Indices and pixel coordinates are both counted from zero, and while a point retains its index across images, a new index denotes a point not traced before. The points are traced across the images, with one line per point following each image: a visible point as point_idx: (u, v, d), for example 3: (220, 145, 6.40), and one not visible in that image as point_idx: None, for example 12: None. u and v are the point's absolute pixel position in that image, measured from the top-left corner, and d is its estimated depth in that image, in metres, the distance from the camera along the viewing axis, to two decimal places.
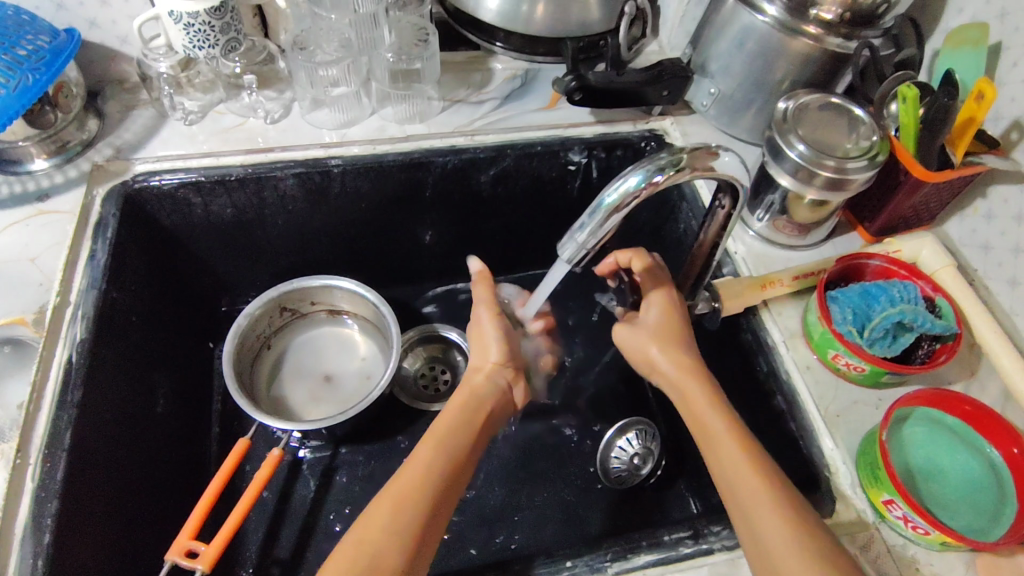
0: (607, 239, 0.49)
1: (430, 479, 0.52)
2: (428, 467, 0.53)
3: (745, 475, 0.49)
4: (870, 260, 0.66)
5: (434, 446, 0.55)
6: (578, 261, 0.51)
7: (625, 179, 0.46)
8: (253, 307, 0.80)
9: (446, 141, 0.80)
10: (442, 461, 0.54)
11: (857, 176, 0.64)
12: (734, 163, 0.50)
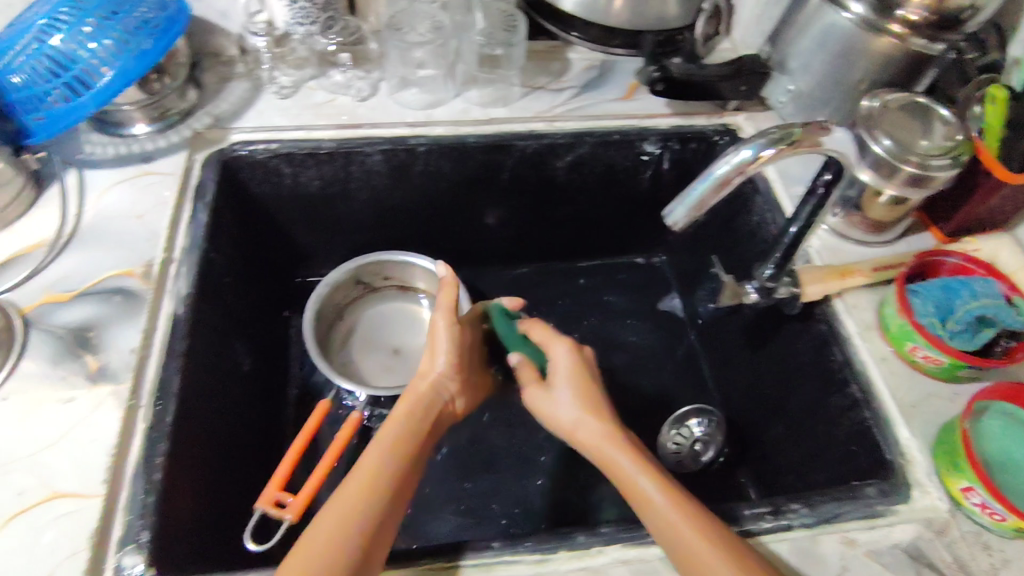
0: (711, 211, 0.51)
1: (391, 484, 0.51)
2: (382, 468, 0.51)
3: (676, 518, 0.48)
4: (947, 257, 0.67)
5: (389, 449, 0.53)
6: (684, 230, 0.53)
7: (737, 152, 0.49)
8: (332, 277, 0.84)
9: (526, 126, 0.82)
10: (395, 463, 0.52)
11: (939, 174, 0.65)
12: (844, 139, 0.52)
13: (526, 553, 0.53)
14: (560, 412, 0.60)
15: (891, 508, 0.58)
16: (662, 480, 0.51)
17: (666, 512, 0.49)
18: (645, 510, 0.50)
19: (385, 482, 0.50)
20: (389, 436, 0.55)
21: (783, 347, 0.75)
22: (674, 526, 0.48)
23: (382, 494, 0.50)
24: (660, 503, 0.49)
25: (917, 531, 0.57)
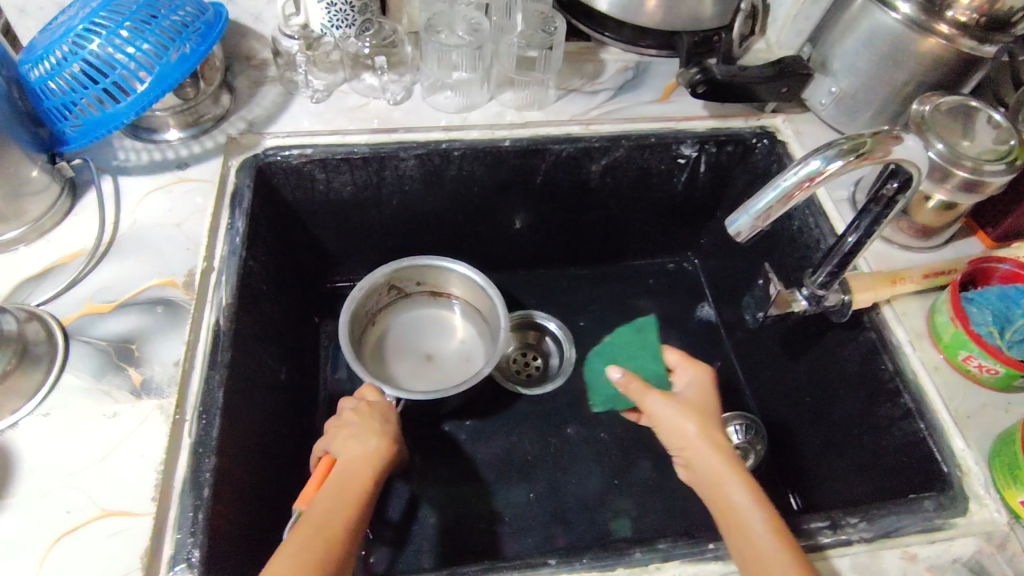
0: (774, 222, 0.50)
1: (324, 569, 0.47)
2: (317, 547, 0.48)
3: (787, 563, 0.48)
4: (1000, 264, 0.65)
5: (323, 524, 0.50)
6: (746, 240, 0.52)
7: (806, 163, 0.48)
8: (365, 283, 0.82)
9: (562, 129, 0.81)
10: (328, 542, 0.49)
11: (993, 179, 0.64)
12: (913, 148, 0.51)
13: (583, 570, 0.52)
14: (678, 422, 0.58)
15: (949, 521, 0.57)
16: (775, 514, 0.51)
17: (767, 548, 0.49)
18: (746, 540, 0.50)
19: (315, 566, 0.47)
20: (317, 512, 0.51)
21: (827, 354, 0.74)
22: (781, 561, 0.48)
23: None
24: (768, 536, 0.49)
25: (976, 545, 0.56)
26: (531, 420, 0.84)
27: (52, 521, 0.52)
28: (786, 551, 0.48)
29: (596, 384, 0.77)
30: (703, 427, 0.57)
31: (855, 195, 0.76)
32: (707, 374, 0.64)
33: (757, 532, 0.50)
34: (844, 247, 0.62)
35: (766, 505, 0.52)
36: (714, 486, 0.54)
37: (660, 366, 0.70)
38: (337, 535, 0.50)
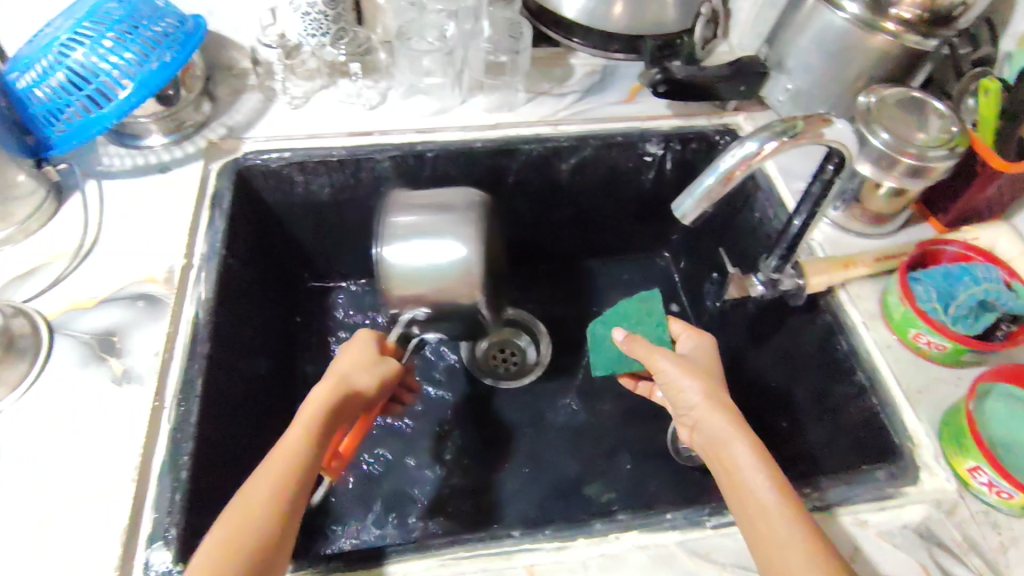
0: (717, 204, 0.53)
1: (269, 510, 0.49)
2: (264, 493, 0.50)
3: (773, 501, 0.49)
4: (947, 246, 0.68)
5: (273, 471, 0.51)
6: (693, 222, 0.55)
7: (743, 146, 0.51)
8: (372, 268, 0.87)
9: (531, 130, 0.85)
10: (274, 487, 0.50)
11: (937, 164, 0.67)
12: (845, 131, 0.54)
13: (545, 540, 0.54)
14: (684, 384, 0.60)
15: (901, 490, 0.59)
16: (771, 460, 0.52)
17: (760, 486, 0.50)
18: (740, 484, 0.51)
19: (262, 508, 0.49)
20: (271, 459, 0.53)
21: (790, 339, 0.76)
22: (771, 497, 0.49)
23: (261, 524, 0.48)
24: (760, 476, 0.50)
25: (927, 512, 0.58)
26: (508, 411, 0.87)
27: (31, 503, 0.54)
28: (778, 491, 0.49)
29: (601, 347, 0.80)
30: (708, 387, 0.59)
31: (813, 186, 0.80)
32: (713, 348, 0.67)
33: (750, 473, 0.51)
34: (792, 234, 0.66)
35: (765, 453, 0.53)
36: (717, 441, 0.55)
37: (665, 335, 0.75)
38: (287, 480, 0.51)
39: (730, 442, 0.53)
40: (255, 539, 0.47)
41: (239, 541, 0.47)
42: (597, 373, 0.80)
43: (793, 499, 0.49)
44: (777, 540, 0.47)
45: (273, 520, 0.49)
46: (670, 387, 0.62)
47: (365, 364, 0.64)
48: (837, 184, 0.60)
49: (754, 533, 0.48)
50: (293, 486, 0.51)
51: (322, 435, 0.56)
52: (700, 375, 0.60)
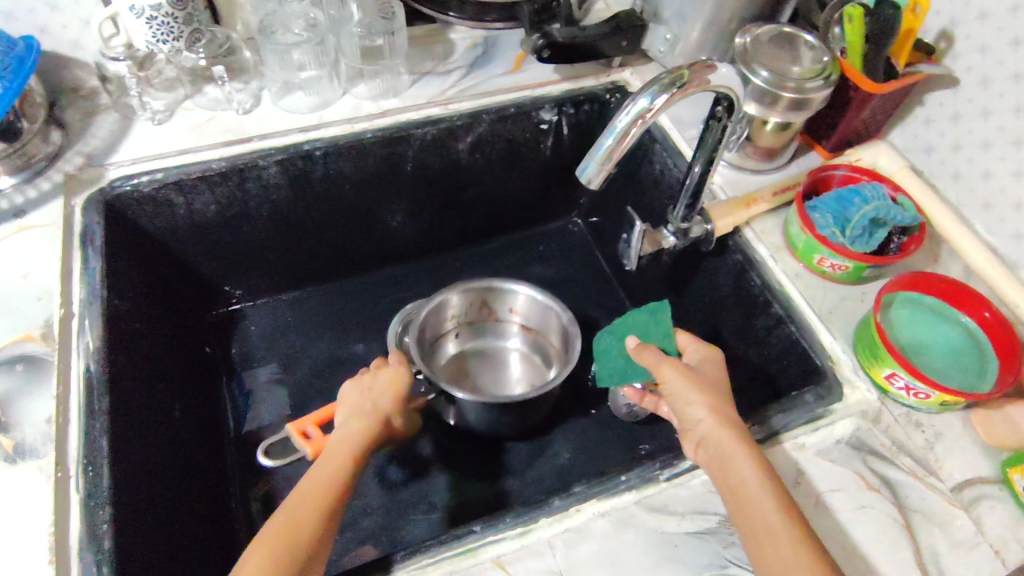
0: (618, 164, 0.53)
1: (311, 525, 0.50)
2: (308, 505, 0.51)
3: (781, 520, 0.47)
4: (835, 171, 0.72)
5: (314, 488, 0.53)
6: (599, 184, 0.54)
7: (634, 103, 0.51)
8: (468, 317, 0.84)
9: (422, 113, 0.82)
10: (318, 503, 0.51)
11: (816, 95, 0.69)
12: (728, 74, 0.55)
13: (507, 528, 0.53)
14: (689, 395, 0.58)
15: (831, 408, 0.62)
16: (780, 485, 0.50)
17: (766, 508, 0.48)
18: (748, 505, 0.49)
19: (305, 520, 0.50)
20: (312, 479, 0.54)
21: (707, 282, 0.79)
22: (778, 520, 0.47)
23: (300, 544, 0.48)
24: (768, 498, 0.48)
25: (856, 423, 0.61)
26: None
27: None
28: (786, 519, 0.47)
29: (608, 358, 0.74)
30: (713, 401, 0.56)
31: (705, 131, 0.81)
32: (720, 357, 0.64)
33: (756, 494, 0.49)
34: (692, 183, 0.67)
35: (774, 479, 0.50)
36: (721, 456, 0.52)
37: (672, 346, 0.67)
38: (326, 497, 0.52)
39: (735, 462, 0.51)
40: (299, 551, 0.48)
41: (283, 551, 0.47)
42: (600, 384, 0.74)
43: (802, 527, 0.47)
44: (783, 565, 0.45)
45: (314, 533, 0.49)
46: (672, 401, 0.60)
47: (393, 389, 0.66)
48: (728, 128, 0.61)
49: (757, 553, 0.46)
50: (331, 504, 0.52)
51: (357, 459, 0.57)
52: (706, 390, 0.58)
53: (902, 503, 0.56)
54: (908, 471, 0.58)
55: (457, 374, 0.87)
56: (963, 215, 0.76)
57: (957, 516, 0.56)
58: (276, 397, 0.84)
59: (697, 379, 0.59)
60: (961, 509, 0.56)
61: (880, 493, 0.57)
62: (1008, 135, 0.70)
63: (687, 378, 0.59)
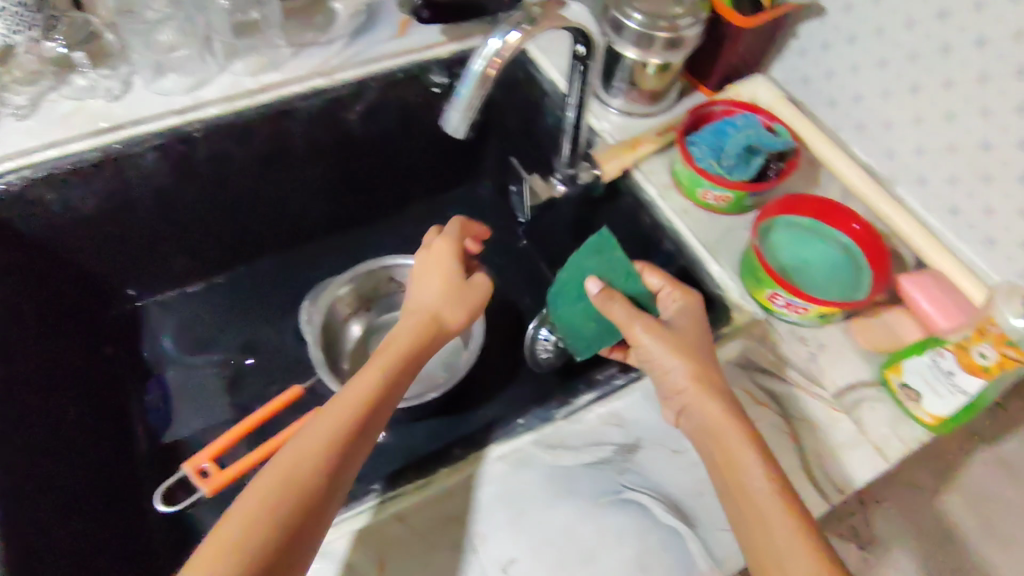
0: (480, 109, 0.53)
1: (317, 477, 0.47)
2: (317, 452, 0.48)
3: (775, 500, 0.49)
4: (714, 106, 0.73)
5: (321, 431, 0.50)
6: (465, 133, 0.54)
7: (487, 44, 0.51)
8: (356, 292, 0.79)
9: (305, 85, 0.80)
10: (325, 448, 0.49)
11: (689, 33, 0.71)
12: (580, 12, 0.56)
13: (407, 482, 0.54)
14: (667, 361, 0.57)
15: (721, 333, 0.64)
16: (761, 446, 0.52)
17: (756, 475, 0.50)
18: (738, 484, 0.50)
19: (309, 469, 0.47)
20: (325, 419, 0.51)
21: (605, 229, 0.80)
22: (765, 491, 0.49)
23: (302, 481, 0.47)
24: (757, 463, 0.50)
25: (745, 344, 0.63)
26: None
27: None
28: (768, 484, 0.49)
29: (578, 327, 0.69)
30: (696, 368, 0.56)
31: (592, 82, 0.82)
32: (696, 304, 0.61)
33: (745, 457, 0.51)
34: (568, 130, 0.67)
35: (751, 442, 0.52)
36: (706, 433, 0.53)
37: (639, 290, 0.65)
38: (338, 443, 0.49)
39: (727, 438, 0.52)
40: (300, 502, 0.46)
41: (286, 503, 0.46)
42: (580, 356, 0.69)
43: (782, 495, 0.49)
44: (766, 526, 0.48)
45: (321, 486, 0.47)
46: (649, 359, 0.58)
47: (445, 292, 0.64)
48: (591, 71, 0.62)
49: (749, 539, 0.48)
50: (343, 451, 0.49)
51: (381, 394, 0.54)
52: (683, 352, 0.56)
53: (788, 413, 0.59)
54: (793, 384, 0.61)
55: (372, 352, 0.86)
56: (840, 139, 0.79)
57: (840, 419, 0.59)
58: (191, 410, 0.83)
59: (689, 335, 0.59)
60: (843, 413, 0.60)
61: (766, 407, 0.59)
62: (872, 56, 0.72)
63: (689, 333, 0.59)
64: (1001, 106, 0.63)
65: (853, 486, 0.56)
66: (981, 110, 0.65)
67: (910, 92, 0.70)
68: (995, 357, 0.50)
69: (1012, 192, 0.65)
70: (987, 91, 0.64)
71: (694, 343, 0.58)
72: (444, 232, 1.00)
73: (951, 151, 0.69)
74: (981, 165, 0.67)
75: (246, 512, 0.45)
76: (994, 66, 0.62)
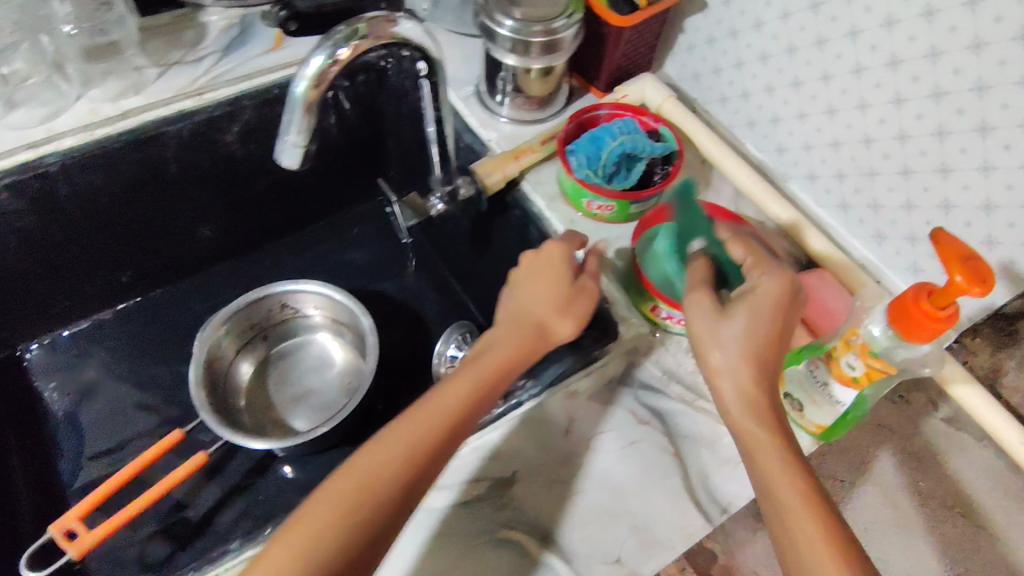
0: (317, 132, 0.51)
1: (405, 477, 0.45)
2: (399, 455, 0.45)
3: (807, 515, 0.41)
4: (598, 110, 0.71)
5: (433, 418, 0.48)
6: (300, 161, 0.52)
7: (309, 63, 0.48)
8: (229, 323, 0.76)
9: (171, 108, 0.75)
10: (410, 449, 0.46)
11: (565, 34, 0.67)
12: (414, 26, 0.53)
13: None
14: (717, 352, 0.47)
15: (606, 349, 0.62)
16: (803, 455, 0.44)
17: (780, 480, 0.43)
18: (777, 494, 0.43)
19: (397, 471, 0.45)
20: (424, 410, 0.48)
21: (500, 242, 0.77)
22: (789, 493, 0.42)
23: (369, 508, 0.43)
24: (779, 463, 0.44)
25: (630, 361, 0.61)
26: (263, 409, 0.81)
27: None
28: (797, 493, 0.42)
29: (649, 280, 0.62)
30: (756, 365, 0.46)
31: (479, 89, 0.79)
32: (778, 294, 0.47)
33: (770, 466, 0.44)
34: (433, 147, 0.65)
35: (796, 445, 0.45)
36: (751, 436, 0.45)
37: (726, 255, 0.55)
38: (422, 447, 0.46)
39: (759, 443, 0.45)
40: (377, 506, 0.44)
41: (364, 506, 0.43)
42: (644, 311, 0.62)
43: (824, 511, 0.41)
44: (796, 541, 0.41)
45: (401, 491, 0.45)
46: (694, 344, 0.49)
47: (557, 299, 0.58)
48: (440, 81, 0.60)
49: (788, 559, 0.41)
50: (429, 455, 0.46)
51: (485, 389, 0.52)
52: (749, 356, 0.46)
53: (671, 431, 0.58)
54: (678, 399, 0.59)
55: (269, 386, 0.82)
56: (734, 136, 0.77)
57: (725, 434, 0.57)
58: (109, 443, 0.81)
59: (760, 332, 0.47)
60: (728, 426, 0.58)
61: (649, 426, 0.57)
62: (755, 50, 0.70)
63: (755, 320, 0.47)
64: (877, 99, 0.61)
65: (738, 504, 0.55)
66: (859, 103, 0.62)
67: (792, 86, 0.68)
68: (861, 368, 0.48)
69: (895, 186, 0.63)
70: (862, 84, 0.61)
71: (764, 336, 0.47)
72: (349, 251, 0.97)
73: (835, 145, 0.66)
74: (865, 160, 0.64)
75: (308, 533, 0.42)
76: (866, 57, 0.60)
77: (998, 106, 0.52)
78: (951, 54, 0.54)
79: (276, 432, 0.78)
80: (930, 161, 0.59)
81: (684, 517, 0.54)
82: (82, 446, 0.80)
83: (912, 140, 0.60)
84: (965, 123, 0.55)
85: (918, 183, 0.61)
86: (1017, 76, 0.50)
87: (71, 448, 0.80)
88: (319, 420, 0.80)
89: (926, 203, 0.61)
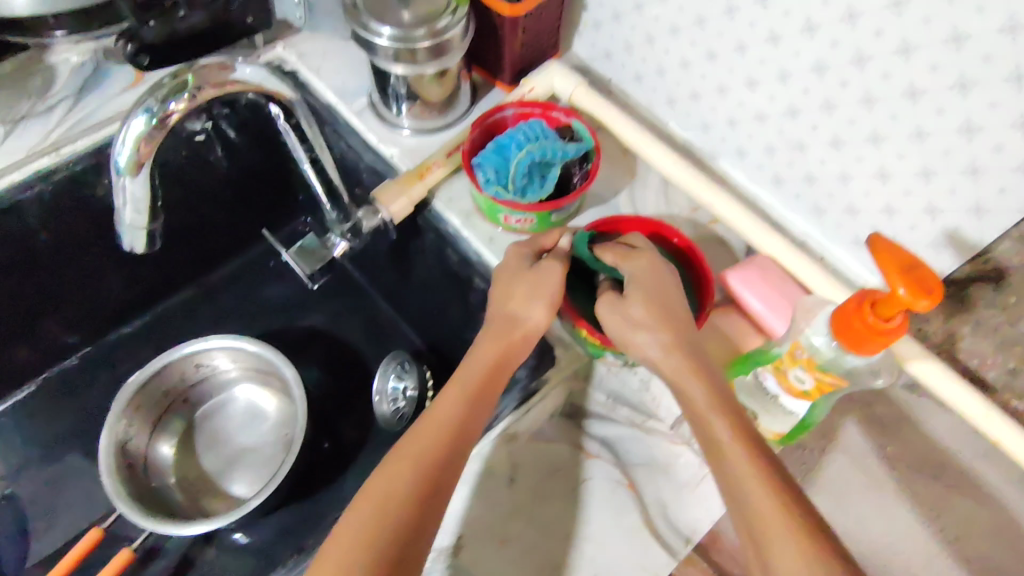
0: (162, 198, 0.48)
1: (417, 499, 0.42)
2: (427, 454, 0.45)
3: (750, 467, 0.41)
4: (504, 112, 0.64)
5: (446, 422, 0.47)
6: (144, 237, 0.49)
7: (130, 127, 0.43)
8: (122, 402, 0.68)
9: (25, 170, 0.65)
10: (417, 472, 0.44)
11: (452, 33, 0.60)
12: (259, 74, 0.49)
13: None
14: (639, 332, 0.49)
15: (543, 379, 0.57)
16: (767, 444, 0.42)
17: (739, 467, 0.41)
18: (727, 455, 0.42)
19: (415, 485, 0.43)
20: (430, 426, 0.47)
21: (420, 264, 0.71)
22: (752, 479, 0.40)
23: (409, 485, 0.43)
24: (748, 461, 0.41)
25: (570, 388, 0.57)
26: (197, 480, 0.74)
27: None
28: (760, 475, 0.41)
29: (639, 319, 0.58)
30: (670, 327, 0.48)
31: (372, 99, 0.71)
32: (651, 268, 0.51)
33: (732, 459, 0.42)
34: (317, 185, 0.62)
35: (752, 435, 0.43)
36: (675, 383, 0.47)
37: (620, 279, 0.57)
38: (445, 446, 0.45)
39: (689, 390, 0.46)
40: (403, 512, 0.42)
41: (391, 511, 0.42)
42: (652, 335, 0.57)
43: (791, 500, 0.39)
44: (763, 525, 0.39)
45: (416, 509, 0.42)
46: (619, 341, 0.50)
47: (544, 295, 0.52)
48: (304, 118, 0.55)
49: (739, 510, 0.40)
50: (439, 471, 0.44)
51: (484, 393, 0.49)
52: (658, 318, 0.48)
53: (622, 462, 0.53)
54: (627, 423, 0.55)
55: (199, 454, 0.75)
56: (655, 116, 0.72)
57: (681, 454, 0.54)
58: (54, 520, 0.74)
59: (665, 299, 0.49)
60: (683, 446, 0.54)
61: (599, 460, 0.53)
62: (663, 24, 0.63)
63: (652, 296, 0.49)
64: (798, 69, 0.55)
65: (701, 530, 0.51)
66: (779, 74, 0.57)
67: (707, 60, 0.62)
68: (812, 381, 0.47)
69: (827, 158, 0.58)
70: (780, 53, 0.56)
71: (671, 303, 0.49)
72: (269, 286, 0.89)
73: (760, 119, 0.61)
74: (792, 132, 0.59)
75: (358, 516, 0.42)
76: (780, 23, 0.54)
77: (928, 68, 0.48)
78: (872, 15, 0.48)
79: (218, 505, 0.72)
80: (860, 130, 0.55)
81: (646, 557, 0.50)
82: (28, 511, 0.75)
83: (839, 109, 0.55)
84: (892, 88, 0.51)
85: (851, 153, 0.56)
86: (944, 34, 0.46)
87: (11, 525, 0.74)
88: (260, 481, 0.73)
89: (862, 172, 0.57)
